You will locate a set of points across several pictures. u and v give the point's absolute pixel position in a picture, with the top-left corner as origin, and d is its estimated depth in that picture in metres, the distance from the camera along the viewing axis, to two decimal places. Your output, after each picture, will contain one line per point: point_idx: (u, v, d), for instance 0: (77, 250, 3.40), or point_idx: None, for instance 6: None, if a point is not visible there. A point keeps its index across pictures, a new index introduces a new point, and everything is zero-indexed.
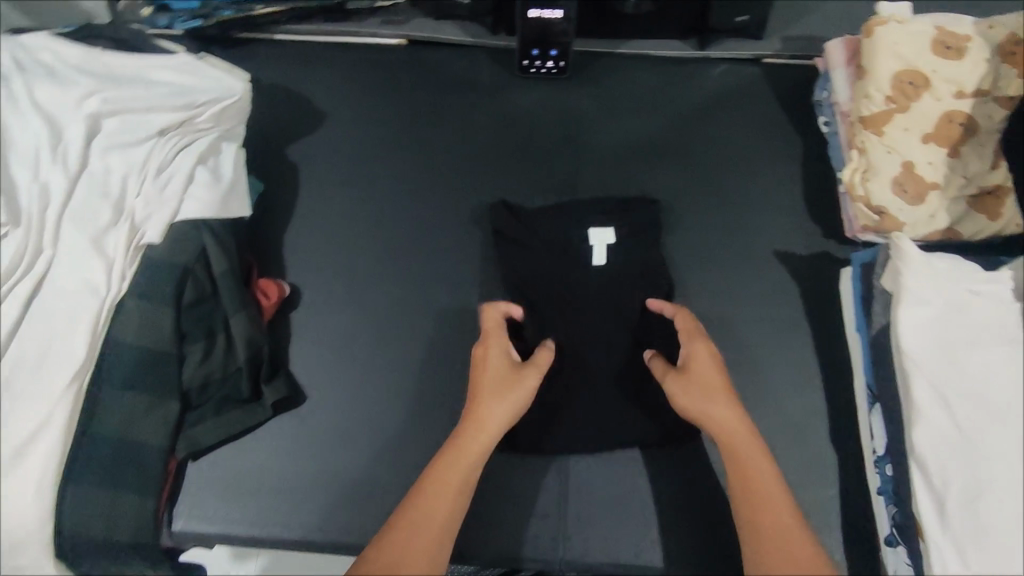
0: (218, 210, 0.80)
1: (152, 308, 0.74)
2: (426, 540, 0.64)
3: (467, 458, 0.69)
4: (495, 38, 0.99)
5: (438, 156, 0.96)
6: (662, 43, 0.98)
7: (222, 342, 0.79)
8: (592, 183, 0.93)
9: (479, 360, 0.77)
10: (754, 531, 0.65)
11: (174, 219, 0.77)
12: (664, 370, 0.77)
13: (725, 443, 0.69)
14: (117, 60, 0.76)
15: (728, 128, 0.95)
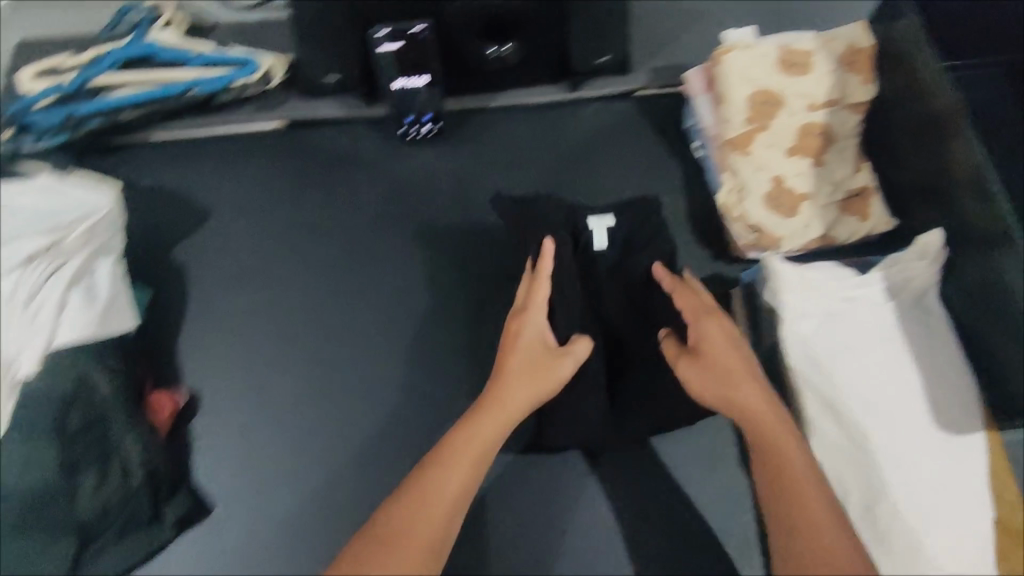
0: (100, 329, 0.77)
1: (33, 447, 0.70)
2: (439, 508, 0.67)
3: (485, 434, 0.71)
4: (370, 108, 0.99)
5: (330, 235, 0.97)
6: (534, 91, 1.00)
7: (115, 471, 0.77)
8: (483, 241, 0.95)
9: (516, 328, 0.79)
10: (770, 481, 0.67)
11: (50, 348, 0.72)
12: (678, 346, 0.77)
13: (736, 409, 0.70)
14: None
15: (606, 168, 0.98)
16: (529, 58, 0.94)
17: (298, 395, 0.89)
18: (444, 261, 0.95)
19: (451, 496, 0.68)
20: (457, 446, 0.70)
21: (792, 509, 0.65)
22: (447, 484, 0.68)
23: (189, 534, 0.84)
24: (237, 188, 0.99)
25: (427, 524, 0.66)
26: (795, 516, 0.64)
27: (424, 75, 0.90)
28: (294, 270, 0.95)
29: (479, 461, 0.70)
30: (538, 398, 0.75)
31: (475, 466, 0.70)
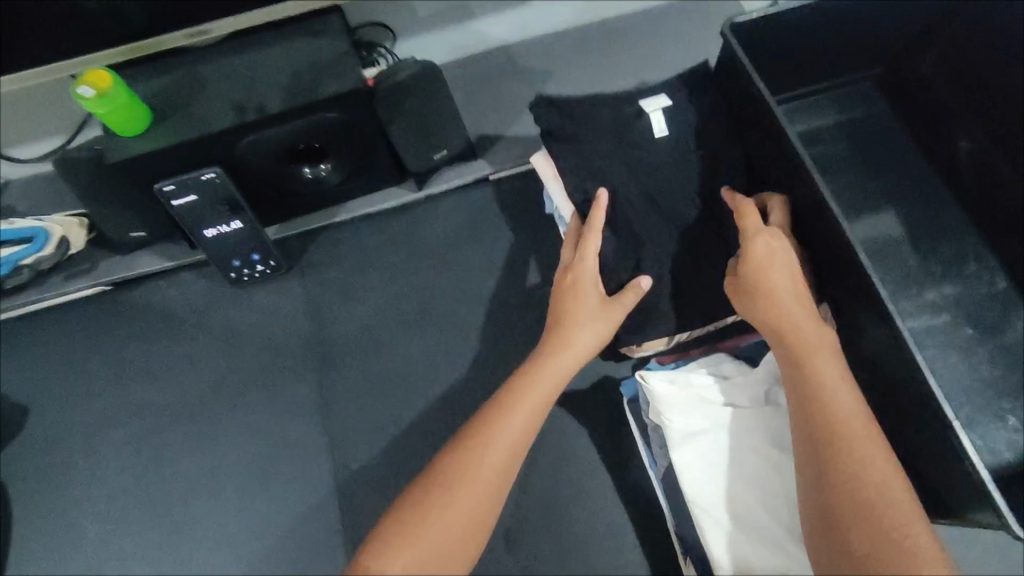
0: None
1: None
2: (485, 479, 0.53)
3: (519, 431, 0.56)
4: (191, 254, 0.86)
5: (171, 408, 0.84)
6: (376, 198, 0.88)
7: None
8: (342, 381, 0.83)
9: (574, 282, 0.67)
10: (822, 450, 0.54)
11: None
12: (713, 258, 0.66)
13: (787, 329, 0.59)
14: None
15: (468, 270, 0.87)
16: (357, 173, 0.83)
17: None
18: (304, 412, 0.82)
19: (464, 484, 0.52)
20: (469, 432, 0.56)
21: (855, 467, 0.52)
22: (477, 471, 0.53)
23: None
24: (59, 373, 0.86)
25: (459, 492, 0.52)
26: (845, 486, 0.52)
27: (235, 220, 0.79)
28: (136, 459, 0.82)
29: (513, 434, 0.56)
30: (579, 361, 0.63)
31: (515, 450, 0.56)
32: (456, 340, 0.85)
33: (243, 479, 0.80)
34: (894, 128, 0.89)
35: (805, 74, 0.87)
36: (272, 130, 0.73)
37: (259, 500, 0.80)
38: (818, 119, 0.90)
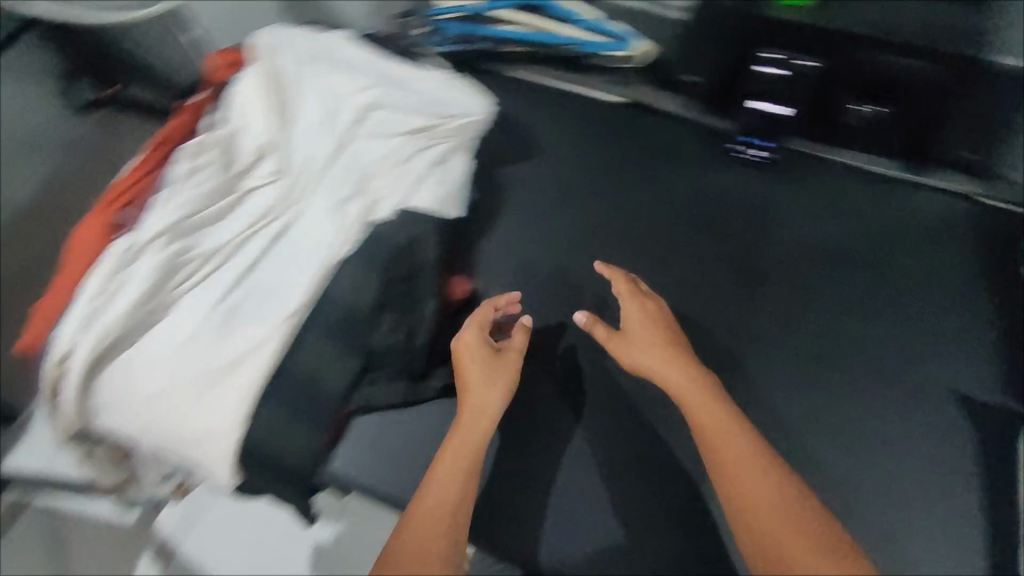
0: (440, 206, 0.93)
1: (366, 269, 0.89)
2: (441, 514, 0.70)
3: (456, 442, 0.76)
4: (710, 117, 1.04)
5: (627, 210, 1.00)
6: (873, 159, 0.99)
7: (412, 319, 0.90)
8: (776, 267, 0.94)
9: (468, 345, 0.83)
10: (733, 508, 0.68)
11: (407, 202, 0.92)
12: (604, 335, 0.83)
13: (687, 401, 0.75)
14: (396, 67, 0.98)
15: (931, 250, 0.93)
16: (891, 126, 0.99)
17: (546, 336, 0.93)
18: (725, 277, 0.95)
19: (461, 481, 0.73)
20: (458, 439, 0.76)
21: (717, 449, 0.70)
22: (446, 477, 0.73)
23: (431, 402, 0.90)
24: (564, 141, 1.06)
25: (444, 477, 0.73)
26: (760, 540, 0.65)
27: (789, 106, 0.99)
28: (584, 229, 1.00)
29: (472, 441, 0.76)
30: (490, 413, 0.78)
31: (452, 492, 0.72)
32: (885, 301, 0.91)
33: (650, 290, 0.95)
34: None
35: None
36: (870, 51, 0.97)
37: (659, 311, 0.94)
38: None
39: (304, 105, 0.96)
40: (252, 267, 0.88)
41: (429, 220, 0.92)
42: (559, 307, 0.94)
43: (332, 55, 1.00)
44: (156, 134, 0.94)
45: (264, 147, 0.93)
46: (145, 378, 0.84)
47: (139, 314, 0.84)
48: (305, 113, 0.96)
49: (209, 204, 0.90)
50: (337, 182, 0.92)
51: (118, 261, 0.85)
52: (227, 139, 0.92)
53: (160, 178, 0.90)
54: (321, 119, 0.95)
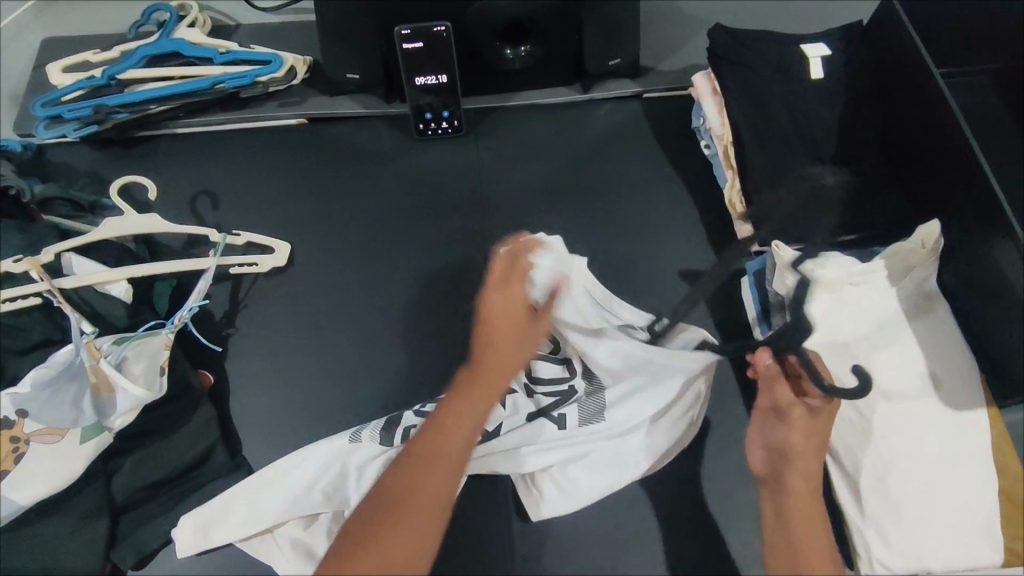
0: (152, 345, 0.77)
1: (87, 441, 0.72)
2: (412, 489, 0.61)
3: (474, 408, 0.65)
4: (389, 106, 1.02)
5: (349, 222, 0.96)
6: (548, 91, 1.04)
7: (163, 445, 0.77)
8: (503, 225, 0.96)
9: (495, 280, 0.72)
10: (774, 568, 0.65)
11: (126, 362, 0.75)
12: (794, 390, 0.70)
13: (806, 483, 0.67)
14: (74, 242, 0.82)
15: (617, 160, 1.01)
16: (545, 62, 1.00)
17: (316, 386, 0.85)
18: (457, 255, 0.94)
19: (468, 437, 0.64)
20: (419, 456, 0.63)
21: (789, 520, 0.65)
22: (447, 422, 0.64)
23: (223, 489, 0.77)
24: (259, 182, 1.00)
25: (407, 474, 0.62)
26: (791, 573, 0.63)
27: (443, 74, 0.94)
28: (318, 259, 0.93)
29: (489, 403, 0.66)
30: (506, 360, 0.67)
31: (450, 466, 0.63)
32: (609, 213, 0.97)
33: (404, 295, 0.91)
34: (1010, 116, 0.94)
35: (952, 49, 0.95)
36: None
37: (422, 308, 0.90)
38: (959, 94, 0.95)
39: (65, 412, 0.72)
40: (287, 513, 0.74)
41: (123, 353, 0.75)
42: (305, 361, 0.87)
43: None
44: None
45: (510, 401, 0.81)
46: None
47: None
48: (58, 418, 0.72)
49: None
50: (646, 462, 0.79)
51: None
52: (88, 342, 0.73)
53: None
54: None
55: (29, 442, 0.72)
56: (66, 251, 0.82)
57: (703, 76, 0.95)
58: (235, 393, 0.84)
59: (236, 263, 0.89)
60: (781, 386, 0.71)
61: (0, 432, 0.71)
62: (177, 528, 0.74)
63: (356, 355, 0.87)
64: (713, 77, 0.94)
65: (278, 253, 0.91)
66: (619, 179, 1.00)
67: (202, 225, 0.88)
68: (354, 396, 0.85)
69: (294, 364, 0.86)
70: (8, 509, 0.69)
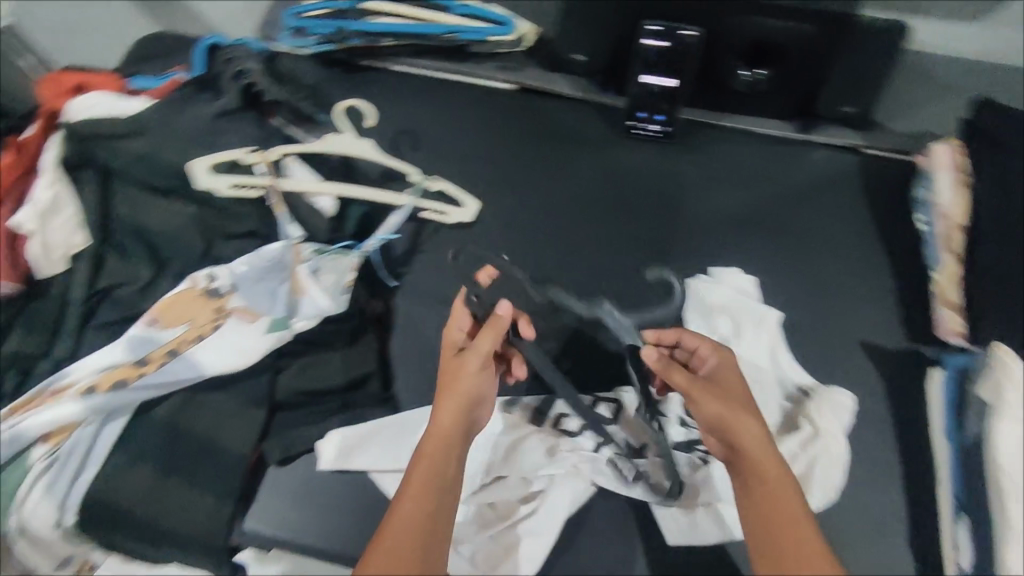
0: (344, 264, 0.79)
1: (271, 334, 0.76)
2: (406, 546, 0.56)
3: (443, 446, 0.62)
4: (603, 95, 1.01)
5: (538, 199, 0.97)
6: (765, 121, 1.01)
7: (329, 359, 0.81)
8: (686, 244, 0.94)
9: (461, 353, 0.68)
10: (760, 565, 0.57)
11: (318, 273, 0.78)
12: (685, 374, 0.65)
13: (758, 462, 0.60)
14: (292, 147, 0.85)
15: (820, 210, 0.96)
16: (773, 92, 0.97)
17: None
18: (634, 260, 0.93)
19: (457, 471, 0.62)
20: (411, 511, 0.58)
21: (752, 490, 0.60)
22: (433, 462, 0.61)
23: (371, 417, 0.79)
24: (460, 137, 1.02)
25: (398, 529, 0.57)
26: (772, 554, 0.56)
27: (671, 78, 0.93)
28: (501, 226, 0.94)
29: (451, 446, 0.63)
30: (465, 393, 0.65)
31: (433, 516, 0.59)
32: (800, 261, 0.93)
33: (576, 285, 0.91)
34: None
35: None
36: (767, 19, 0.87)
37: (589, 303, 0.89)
38: None
39: (260, 303, 0.76)
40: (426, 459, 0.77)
41: (319, 262, 0.78)
42: None
43: (196, 118, 0.85)
44: None
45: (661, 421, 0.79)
46: (27, 472, 0.72)
47: (85, 472, 0.73)
48: (254, 306, 0.76)
49: (168, 343, 0.74)
50: None
51: (10, 406, 0.73)
52: (295, 245, 0.77)
53: None
54: (185, 137, 0.84)
55: (229, 316, 0.75)
56: (290, 155, 0.87)
57: (944, 147, 0.90)
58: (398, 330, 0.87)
59: (429, 207, 0.91)
60: (675, 370, 0.65)
61: (209, 301, 0.75)
62: (324, 437, 0.78)
63: None
64: (957, 153, 0.88)
65: (466, 209, 0.92)
66: (819, 229, 0.95)
67: (405, 162, 0.90)
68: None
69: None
70: (193, 373, 0.74)
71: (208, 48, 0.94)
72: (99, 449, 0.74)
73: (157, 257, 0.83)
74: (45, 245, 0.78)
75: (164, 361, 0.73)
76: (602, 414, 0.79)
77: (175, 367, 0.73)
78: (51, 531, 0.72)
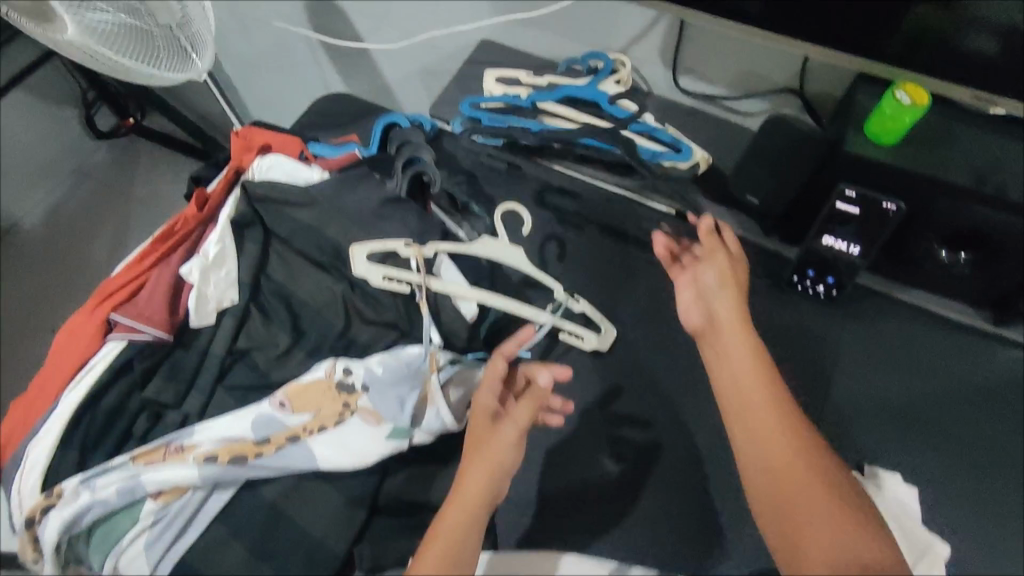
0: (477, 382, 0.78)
1: (387, 442, 0.73)
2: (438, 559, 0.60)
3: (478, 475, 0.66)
4: (768, 241, 0.94)
5: (680, 337, 0.91)
6: (950, 305, 0.90)
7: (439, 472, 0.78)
8: (836, 425, 0.85)
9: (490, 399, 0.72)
10: (776, 522, 0.62)
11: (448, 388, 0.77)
12: (725, 255, 0.79)
13: (752, 395, 0.67)
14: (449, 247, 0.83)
15: (1005, 421, 0.84)
16: (973, 278, 0.86)
17: (582, 489, 0.81)
18: None
19: (489, 501, 0.65)
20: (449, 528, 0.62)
21: (762, 448, 0.65)
22: (471, 486, 0.65)
23: None
24: (608, 253, 0.98)
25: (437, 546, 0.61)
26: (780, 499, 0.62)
27: (857, 246, 0.84)
28: (636, 359, 0.90)
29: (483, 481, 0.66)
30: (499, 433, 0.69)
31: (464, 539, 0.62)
32: (972, 478, 0.81)
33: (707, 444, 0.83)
34: None
35: None
36: (988, 209, 0.76)
37: (718, 470, 0.81)
38: None
39: (383, 406, 0.74)
40: None
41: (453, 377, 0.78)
42: (584, 458, 0.83)
43: (362, 198, 0.86)
44: (161, 227, 0.85)
45: None
46: (133, 523, 0.72)
47: (186, 535, 0.73)
48: (376, 408, 0.74)
49: (292, 427, 0.73)
50: None
51: (136, 451, 0.74)
52: (432, 352, 0.76)
53: (161, 276, 0.81)
54: (350, 216, 0.85)
55: (354, 414, 0.74)
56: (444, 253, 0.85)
57: None
58: None
59: (568, 331, 0.87)
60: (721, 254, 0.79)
61: (340, 394, 0.74)
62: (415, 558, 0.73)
63: (636, 480, 0.81)
64: None
65: (603, 337, 0.88)
66: (999, 444, 0.83)
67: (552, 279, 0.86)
68: (614, 521, 0.79)
69: (572, 452, 0.84)
70: (305, 464, 0.72)
71: (385, 128, 0.97)
72: (204, 514, 0.73)
73: (296, 327, 0.84)
74: (202, 297, 0.81)
75: (283, 445, 0.73)
76: None
77: (292, 453, 0.72)
78: None
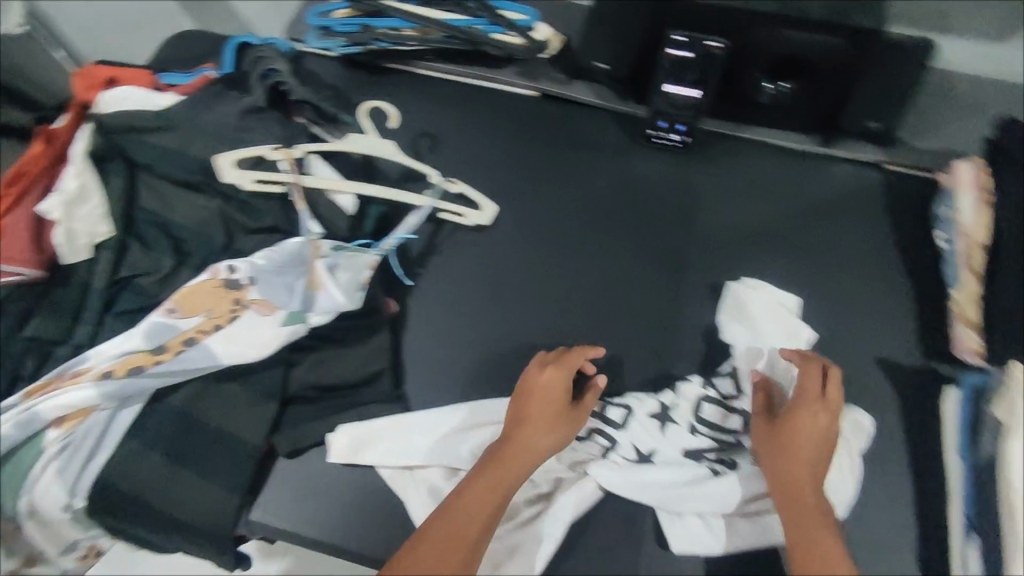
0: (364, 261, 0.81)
1: (284, 327, 0.76)
2: (472, 523, 0.64)
3: (528, 453, 0.70)
4: (621, 103, 1.02)
5: (555, 204, 0.97)
6: (787, 136, 1.00)
7: (342, 354, 0.82)
8: (701, 255, 0.94)
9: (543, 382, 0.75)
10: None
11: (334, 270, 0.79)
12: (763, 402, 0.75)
13: (792, 476, 0.68)
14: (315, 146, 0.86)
15: (839, 224, 0.96)
16: (798, 104, 0.96)
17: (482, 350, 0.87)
18: (649, 267, 0.93)
19: (522, 470, 0.69)
20: (481, 485, 0.67)
21: (799, 527, 0.65)
22: (514, 466, 0.69)
23: (381, 415, 0.80)
24: (480, 141, 1.03)
25: (469, 503, 0.65)
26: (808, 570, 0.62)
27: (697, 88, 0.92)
28: (517, 229, 0.95)
29: (528, 461, 0.69)
30: (557, 422, 0.72)
31: (494, 507, 0.66)
32: (816, 275, 0.92)
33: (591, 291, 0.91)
34: None
35: None
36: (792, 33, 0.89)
37: (603, 309, 0.90)
38: None
39: (276, 297, 0.77)
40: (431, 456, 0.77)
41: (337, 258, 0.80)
42: (481, 321, 0.89)
43: (222, 116, 0.87)
44: (9, 170, 0.82)
45: (669, 429, 0.79)
46: (39, 454, 0.73)
47: (97, 458, 0.74)
48: (268, 300, 0.77)
49: (186, 331, 0.75)
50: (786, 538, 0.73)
51: (28, 388, 0.74)
52: (312, 241, 0.80)
53: (20, 218, 0.80)
54: (213, 133, 0.86)
55: (247, 308, 0.77)
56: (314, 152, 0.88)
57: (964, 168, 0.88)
58: (412, 326, 0.88)
59: (446, 209, 0.92)
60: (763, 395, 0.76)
61: (229, 292, 0.77)
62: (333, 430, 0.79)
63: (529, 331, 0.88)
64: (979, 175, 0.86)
65: (484, 212, 0.93)
66: (835, 243, 0.95)
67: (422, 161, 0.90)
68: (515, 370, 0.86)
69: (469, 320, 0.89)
70: (208, 363, 0.74)
71: (237, 47, 0.96)
72: (113, 435, 0.75)
73: (178, 249, 0.85)
74: (70, 232, 0.80)
75: (181, 350, 0.75)
76: (612, 420, 0.80)
77: (191, 355, 0.75)
78: (59, 514, 0.73)
